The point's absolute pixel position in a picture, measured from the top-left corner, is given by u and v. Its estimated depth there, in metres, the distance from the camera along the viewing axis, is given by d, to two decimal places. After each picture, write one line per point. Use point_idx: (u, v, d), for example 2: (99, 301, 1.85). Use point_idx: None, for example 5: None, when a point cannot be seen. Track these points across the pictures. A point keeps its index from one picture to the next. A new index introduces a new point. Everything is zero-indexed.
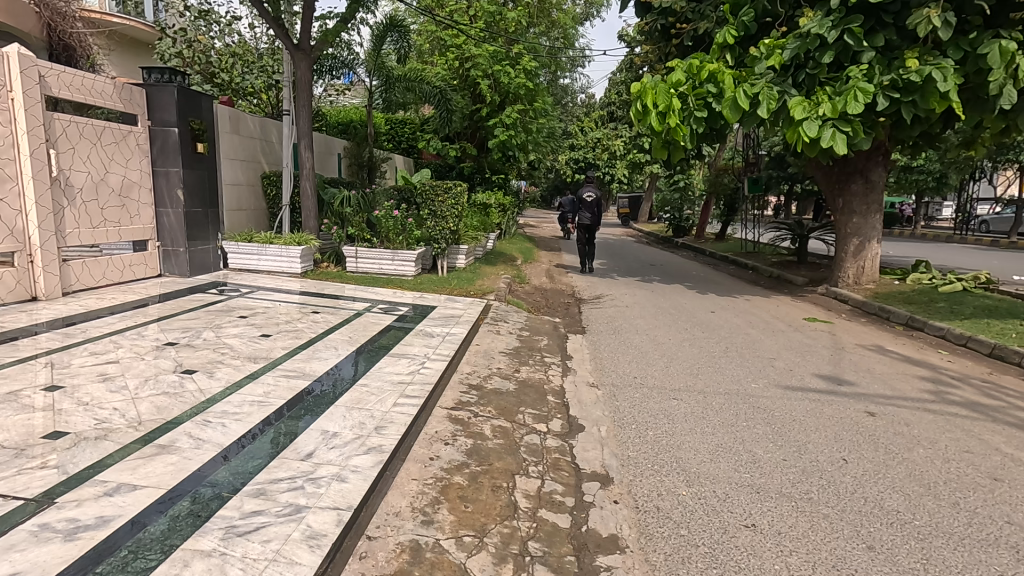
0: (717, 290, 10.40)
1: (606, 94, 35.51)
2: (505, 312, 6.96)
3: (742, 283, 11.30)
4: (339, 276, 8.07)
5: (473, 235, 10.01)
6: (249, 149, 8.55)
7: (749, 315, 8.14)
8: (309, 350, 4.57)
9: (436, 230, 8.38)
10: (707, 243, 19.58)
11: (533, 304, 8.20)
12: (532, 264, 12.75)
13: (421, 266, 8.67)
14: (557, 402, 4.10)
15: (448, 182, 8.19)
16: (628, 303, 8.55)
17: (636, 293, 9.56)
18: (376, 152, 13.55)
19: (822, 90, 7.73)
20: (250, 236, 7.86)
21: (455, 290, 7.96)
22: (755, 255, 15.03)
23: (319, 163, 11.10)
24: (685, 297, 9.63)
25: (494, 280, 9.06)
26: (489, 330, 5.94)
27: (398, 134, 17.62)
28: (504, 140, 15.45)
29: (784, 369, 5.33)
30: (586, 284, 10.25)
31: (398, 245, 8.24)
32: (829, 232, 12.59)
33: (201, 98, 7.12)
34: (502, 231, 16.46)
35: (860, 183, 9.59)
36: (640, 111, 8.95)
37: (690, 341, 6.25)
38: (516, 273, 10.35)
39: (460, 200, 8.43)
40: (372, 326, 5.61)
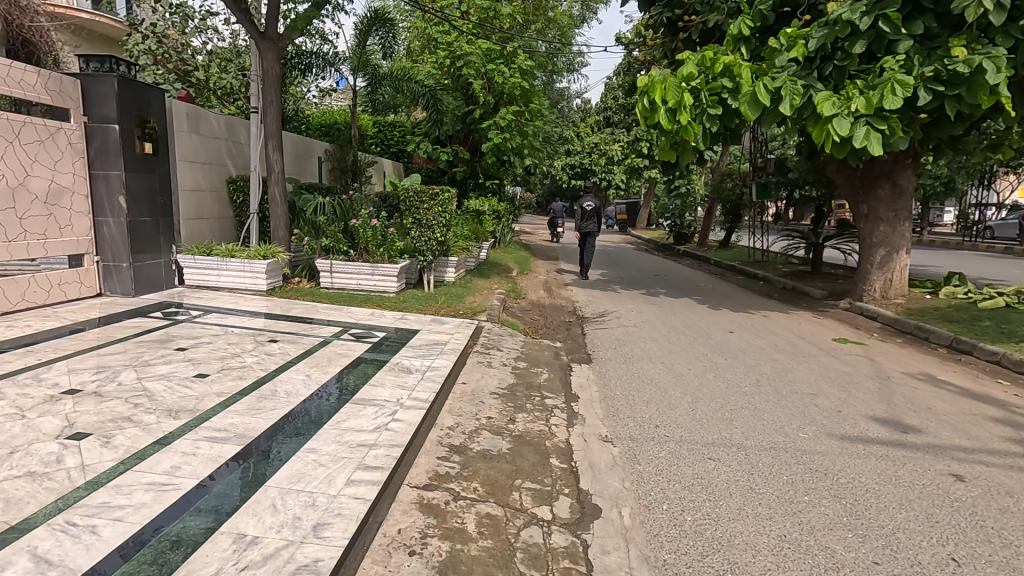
0: (731, 304, 9.54)
1: (602, 98, 34.82)
2: (499, 335, 6.07)
3: (756, 296, 10.44)
4: (311, 293, 7.15)
5: (465, 245, 9.10)
6: (212, 151, 7.63)
7: (773, 335, 7.28)
8: (252, 396, 3.66)
9: (421, 241, 7.49)
10: (711, 251, 18.77)
11: (530, 323, 7.30)
12: (528, 275, 11.88)
13: (405, 282, 7.77)
14: (562, 469, 3.20)
15: (435, 188, 7.31)
16: (636, 321, 7.68)
17: (642, 309, 8.69)
18: (361, 156, 12.69)
19: (853, 84, 6.92)
20: (208, 248, 6.93)
21: (443, 308, 7.06)
22: (764, 264, 14.20)
23: (297, 168, 10.22)
24: (697, 313, 8.77)
25: (487, 296, 8.16)
26: (480, 361, 5.03)
27: (387, 137, 16.76)
28: (498, 143, 14.61)
29: (831, 409, 4.46)
30: (588, 298, 9.38)
31: (378, 259, 7.34)
32: (846, 241, 11.75)
33: (150, 91, 6.26)
34: (496, 240, 15.59)
35: (887, 188, 8.75)
36: (647, 107, 8.11)
37: (714, 370, 5.37)
38: (511, 287, 9.47)
39: (448, 207, 7.54)
40: (339, 358, 4.70)
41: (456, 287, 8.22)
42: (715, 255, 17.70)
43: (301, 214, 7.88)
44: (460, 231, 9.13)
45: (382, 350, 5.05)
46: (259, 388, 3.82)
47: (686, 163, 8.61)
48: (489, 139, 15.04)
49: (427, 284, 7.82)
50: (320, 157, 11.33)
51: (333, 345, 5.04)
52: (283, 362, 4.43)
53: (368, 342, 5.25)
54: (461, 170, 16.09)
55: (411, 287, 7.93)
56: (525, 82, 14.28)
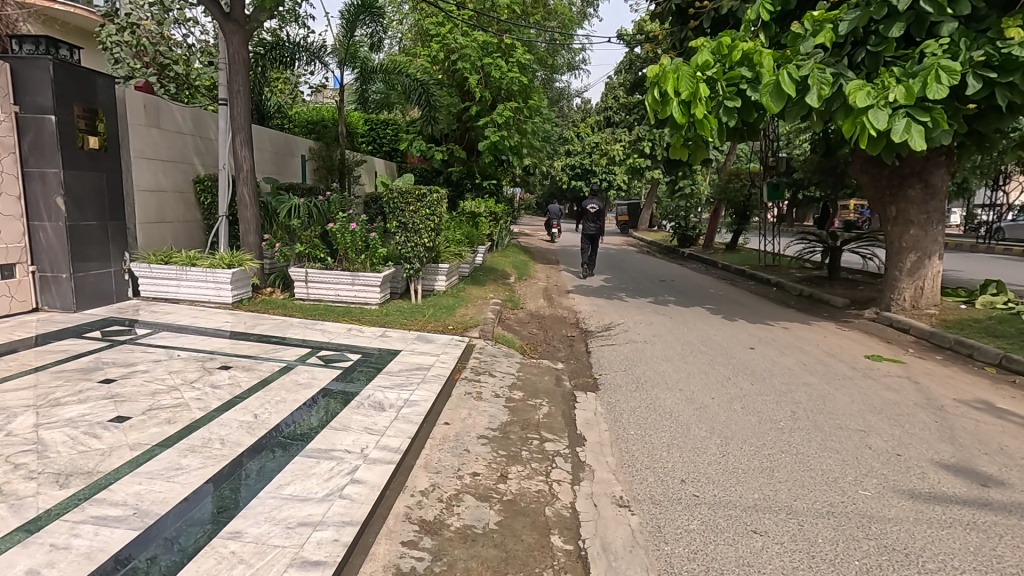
0: (746, 315, 8.79)
1: (602, 98, 34.07)
2: (492, 356, 5.31)
3: (772, 305, 9.71)
4: (283, 306, 6.42)
5: (457, 250, 8.35)
6: (177, 147, 6.89)
7: (798, 352, 6.54)
8: (176, 449, 2.91)
9: (406, 248, 6.76)
10: (717, 254, 18.05)
11: (528, 339, 6.57)
12: (527, 281, 11.13)
13: (390, 292, 7.04)
14: (567, 554, 2.45)
15: (421, 188, 6.57)
16: (646, 335, 6.93)
17: (651, 320, 7.95)
18: (350, 154, 11.98)
19: (889, 71, 6.20)
20: (167, 256, 6.18)
21: (430, 322, 6.31)
22: (777, 269, 13.44)
23: (277, 167, 9.50)
24: (712, 325, 8.03)
25: (481, 307, 7.41)
26: (468, 391, 4.28)
27: (379, 136, 16.01)
28: (495, 142, 13.87)
29: (888, 452, 3.72)
30: (591, 308, 8.63)
31: (358, 267, 6.63)
32: (866, 245, 11.01)
33: (96, 78, 5.54)
34: (493, 243, 14.85)
35: (917, 188, 8.03)
36: (658, 100, 7.37)
37: (741, 400, 4.63)
38: (507, 295, 8.74)
39: (437, 210, 6.81)
40: (300, 389, 3.96)
41: (446, 298, 7.47)
42: (722, 258, 16.91)
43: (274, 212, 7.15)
44: (452, 234, 8.39)
45: (353, 378, 4.29)
46: (189, 435, 3.08)
47: (700, 160, 7.90)
48: (486, 137, 14.29)
49: (414, 294, 7.08)
50: (304, 155, 10.58)
51: (295, 372, 4.28)
52: (230, 396, 3.68)
53: (338, 368, 4.50)
54: (456, 170, 15.44)
55: (396, 298, 7.19)
56: (525, 78, 13.55)
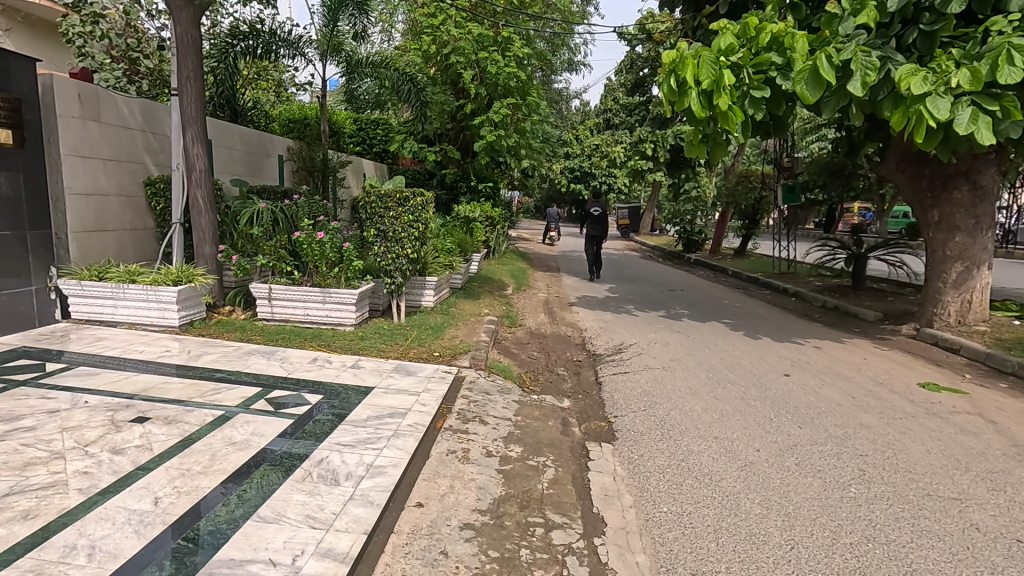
0: (770, 331, 7.89)
1: (602, 99, 33.31)
2: (484, 394, 4.39)
3: (796, 319, 8.81)
4: (242, 329, 5.49)
5: (447, 261, 7.45)
6: (123, 144, 5.98)
7: (841, 379, 5.63)
8: (13, 572, 2.00)
9: (386, 259, 5.85)
10: (726, 260, 17.18)
11: (527, 365, 5.66)
12: (525, 292, 10.23)
13: (368, 311, 6.13)
14: None
15: (403, 191, 5.70)
16: (663, 358, 6.03)
17: (666, 338, 7.06)
18: (334, 155, 11.10)
19: (946, 54, 5.37)
20: (103, 270, 5.26)
21: (414, 347, 5.39)
22: (793, 277, 12.56)
23: (251, 168, 8.61)
24: (734, 343, 7.13)
25: (473, 326, 6.50)
26: (451, 451, 3.34)
27: (369, 136, 15.14)
28: (492, 142, 13.01)
29: (1003, 537, 2.83)
30: (598, 324, 7.74)
31: (330, 283, 5.73)
32: (894, 252, 10.13)
33: (9, 60, 4.83)
34: (490, 249, 13.98)
35: (964, 189, 7.16)
36: (674, 90, 6.43)
37: (792, 453, 3.72)
38: (504, 310, 7.84)
39: (422, 215, 5.89)
40: (231, 453, 3.04)
41: (434, 316, 6.55)
42: (732, 264, 16.02)
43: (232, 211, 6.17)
44: (441, 242, 7.50)
45: (304, 432, 3.36)
46: (45, 542, 2.17)
47: (720, 159, 7.02)
48: (482, 137, 13.45)
49: (396, 313, 6.17)
50: (282, 156, 9.67)
51: (231, 424, 3.36)
52: (131, 467, 2.77)
53: (289, 417, 3.56)
54: (451, 172, 14.61)
55: (375, 318, 6.28)
56: (523, 74, 12.71)
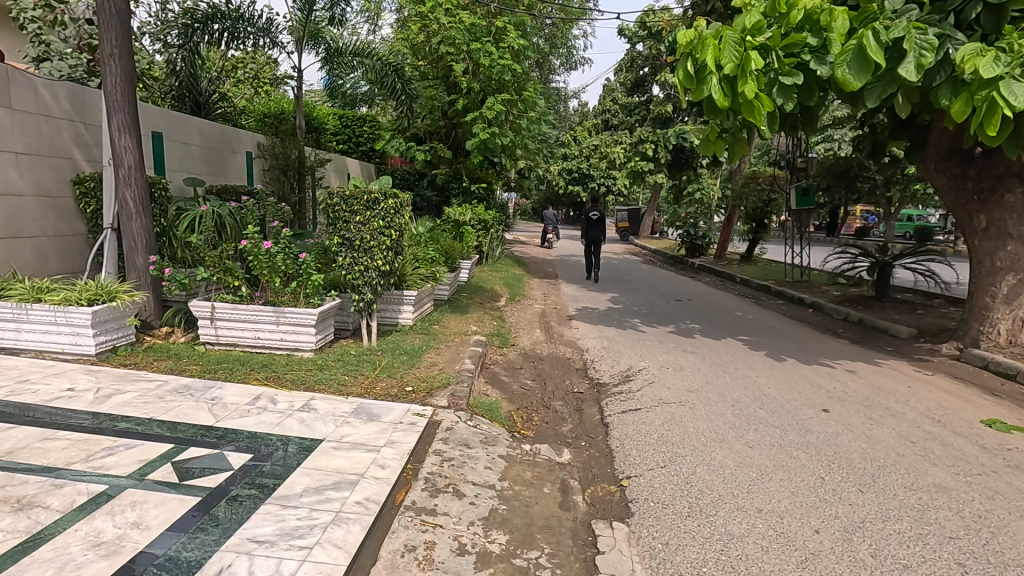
0: (794, 351, 7.01)
1: (601, 100, 32.59)
2: (463, 446, 3.49)
3: (820, 336, 7.92)
4: (177, 357, 4.58)
5: (428, 272, 6.55)
6: (45, 135, 5.08)
7: (891, 415, 4.75)
8: None
9: (351, 272, 4.96)
10: (733, 266, 16.32)
11: (519, 400, 4.76)
12: (520, 303, 9.34)
13: (332, 333, 5.24)
14: None
15: (372, 191, 4.81)
16: (679, 389, 5.13)
17: (681, 361, 6.17)
18: (311, 152, 10.20)
19: (1019, 32, 4.55)
20: (5, 285, 4.35)
21: (382, 379, 4.49)
22: (808, 286, 11.68)
23: (214, 166, 7.72)
24: (757, 366, 6.25)
25: (458, 348, 5.61)
26: (408, 549, 2.44)
27: (355, 134, 14.32)
28: (485, 139, 12.17)
29: None
30: (601, 342, 6.85)
31: (285, 301, 4.86)
32: (922, 259, 9.28)
33: None
34: (482, 255, 13.07)
35: (1017, 192, 6.32)
36: (691, 75, 5.51)
37: (863, 537, 2.83)
38: (496, 327, 6.94)
39: (396, 221, 5.00)
40: (88, 564, 2.12)
41: (411, 339, 5.63)
42: (739, 271, 15.15)
43: (173, 212, 5.26)
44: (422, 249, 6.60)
45: (207, 521, 2.45)
46: None
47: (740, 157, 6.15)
48: (474, 135, 12.60)
49: (365, 336, 5.27)
50: (251, 154, 8.76)
51: (107, 510, 2.45)
52: None
53: (196, 494, 2.65)
54: (442, 173, 13.74)
55: (342, 341, 5.38)
56: (519, 67, 11.88)
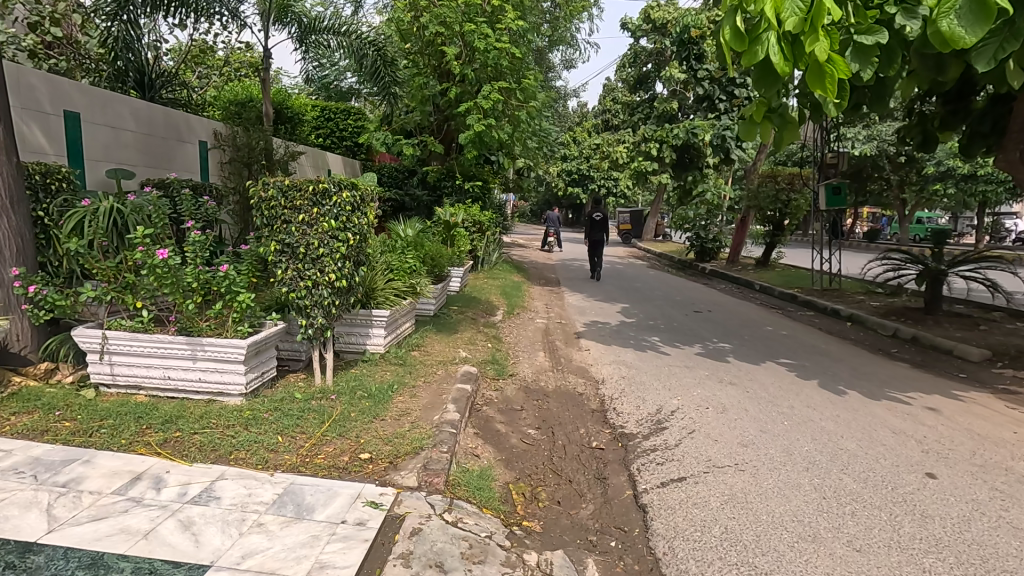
0: (853, 380, 5.78)
1: (602, 99, 31.57)
2: (435, 571, 2.26)
3: (874, 360, 6.71)
4: (47, 409, 3.31)
5: (406, 285, 5.28)
6: None
7: (1020, 483, 3.54)
8: None
9: (295, 289, 3.70)
10: (748, 271, 15.14)
11: (518, 464, 3.53)
12: (519, 317, 8.11)
13: (273, 369, 4.01)
14: None
15: (320, 180, 3.57)
16: (730, 444, 3.90)
17: (721, 398, 4.93)
18: (282, 144, 8.98)
19: None
20: None
21: (332, 440, 3.26)
22: (841, 296, 10.48)
23: (156, 155, 6.48)
24: (815, 401, 5.02)
25: (440, 385, 4.37)
26: None
27: (337, 127, 13.27)
28: (480, 132, 10.97)
29: None
30: (619, 371, 5.62)
31: (205, 328, 3.62)
32: (982, 268, 8.06)
33: None
34: (478, 260, 11.85)
35: None
36: (741, 34, 4.28)
37: None
38: (490, 352, 5.71)
39: (354, 221, 3.76)
40: None
41: (381, 376, 4.39)
42: (757, 277, 13.92)
43: (62, 209, 3.99)
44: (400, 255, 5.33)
45: None
46: None
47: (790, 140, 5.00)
48: (468, 127, 11.43)
49: (317, 374, 4.02)
50: (206, 143, 7.47)
51: None
52: None
53: None
54: (433, 169, 12.56)
55: (288, 380, 4.14)
56: (517, 52, 10.70)
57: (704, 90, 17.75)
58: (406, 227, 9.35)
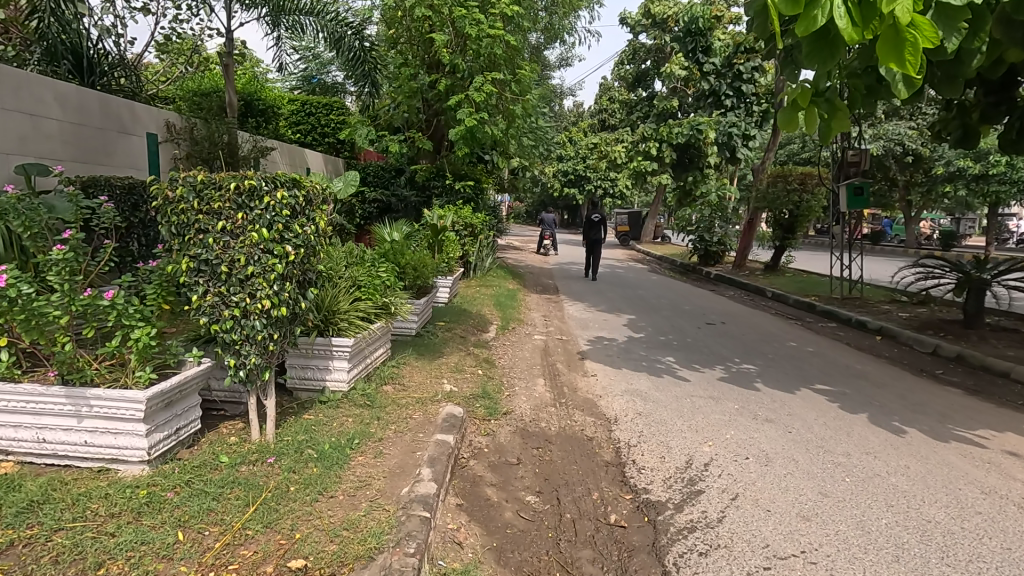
0: (907, 414, 4.92)
1: (598, 98, 30.80)
2: None
3: (922, 385, 5.84)
4: None
5: (375, 305, 4.34)
6: None
7: None
8: None
9: (218, 320, 2.78)
10: (757, 276, 14.32)
11: (513, 559, 2.62)
12: (515, 333, 7.22)
13: (197, 421, 3.08)
14: None
15: (246, 174, 2.65)
16: (788, 518, 3.01)
17: (761, 444, 4.03)
18: (249, 138, 8.04)
19: None
20: None
21: (255, 536, 2.33)
22: (864, 306, 9.64)
23: (91, 149, 5.54)
24: (874, 445, 4.13)
25: (415, 435, 3.45)
26: None
27: (318, 123, 12.39)
28: (471, 127, 10.06)
29: None
30: (633, 405, 4.72)
31: (94, 374, 2.70)
32: None
33: None
34: (469, 266, 10.95)
35: None
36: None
37: None
38: (480, 382, 4.82)
39: (298, 228, 2.82)
40: None
41: (341, 425, 3.47)
42: (767, 283, 13.10)
43: None
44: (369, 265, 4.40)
45: None
46: None
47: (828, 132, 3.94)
48: (459, 122, 10.53)
49: (254, 429, 3.10)
50: (156, 136, 6.50)
51: None
52: None
53: None
54: (422, 168, 11.65)
55: (219, 433, 3.21)
56: (512, 39, 9.83)
57: (708, 86, 16.93)
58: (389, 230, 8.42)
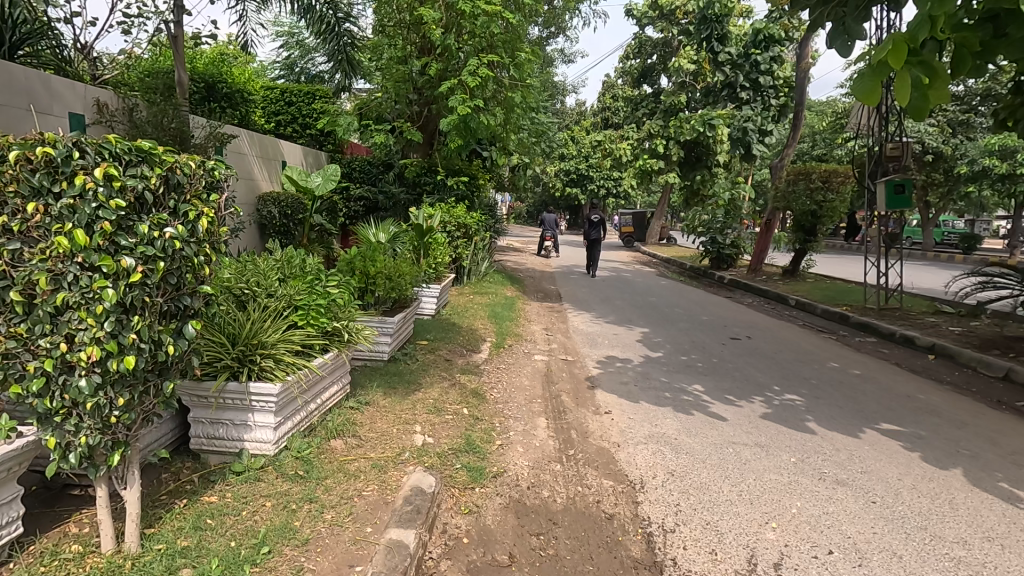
0: (1015, 470, 3.82)
1: (601, 95, 29.79)
2: None
3: (1014, 424, 4.74)
4: None
5: (322, 331, 3.26)
6: None
7: None
8: None
9: (21, 377, 1.70)
10: (776, 282, 13.24)
11: None
12: (511, 352, 6.15)
13: (21, 522, 2.03)
14: None
15: (47, 137, 1.60)
16: None
17: (844, 526, 2.95)
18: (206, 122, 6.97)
19: None
20: None
21: None
22: (908, 318, 8.54)
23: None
24: (994, 526, 3.05)
25: (358, 531, 2.37)
26: None
27: (299, 113, 11.38)
28: (465, 116, 8.98)
29: None
30: (662, 460, 3.64)
31: None
32: None
33: None
34: (462, 271, 9.87)
35: None
36: None
37: None
38: (464, 429, 3.74)
39: (149, 228, 1.74)
40: None
41: (253, 515, 2.39)
42: (789, 290, 12.02)
43: None
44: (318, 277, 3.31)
45: None
46: None
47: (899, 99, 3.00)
48: (452, 111, 9.45)
49: (105, 535, 2.03)
50: (82, 118, 5.45)
51: None
52: None
53: None
54: (412, 162, 10.59)
55: (61, 536, 2.15)
56: (511, 16, 8.76)
57: (722, 77, 15.87)
58: (374, 229, 7.48)
